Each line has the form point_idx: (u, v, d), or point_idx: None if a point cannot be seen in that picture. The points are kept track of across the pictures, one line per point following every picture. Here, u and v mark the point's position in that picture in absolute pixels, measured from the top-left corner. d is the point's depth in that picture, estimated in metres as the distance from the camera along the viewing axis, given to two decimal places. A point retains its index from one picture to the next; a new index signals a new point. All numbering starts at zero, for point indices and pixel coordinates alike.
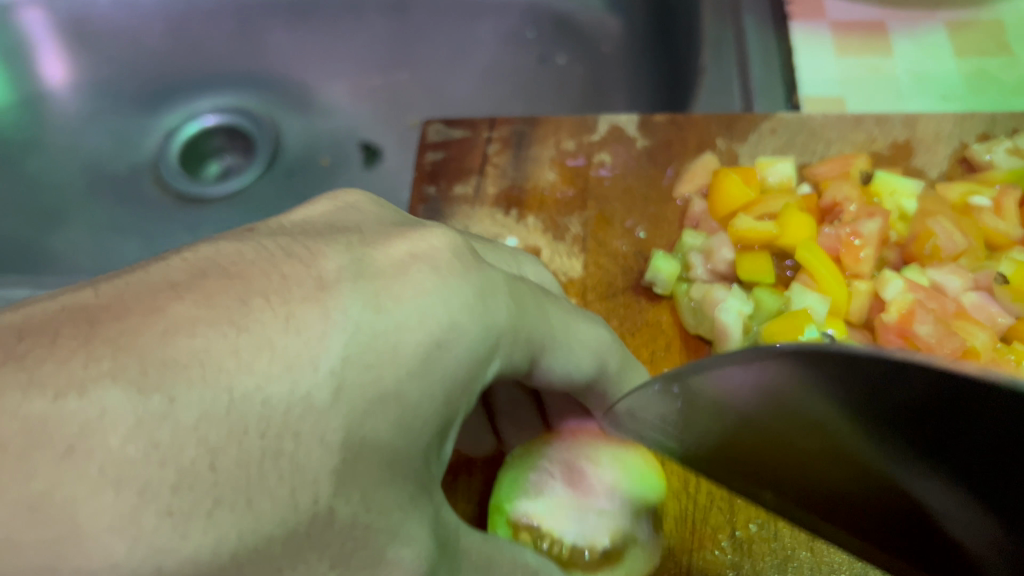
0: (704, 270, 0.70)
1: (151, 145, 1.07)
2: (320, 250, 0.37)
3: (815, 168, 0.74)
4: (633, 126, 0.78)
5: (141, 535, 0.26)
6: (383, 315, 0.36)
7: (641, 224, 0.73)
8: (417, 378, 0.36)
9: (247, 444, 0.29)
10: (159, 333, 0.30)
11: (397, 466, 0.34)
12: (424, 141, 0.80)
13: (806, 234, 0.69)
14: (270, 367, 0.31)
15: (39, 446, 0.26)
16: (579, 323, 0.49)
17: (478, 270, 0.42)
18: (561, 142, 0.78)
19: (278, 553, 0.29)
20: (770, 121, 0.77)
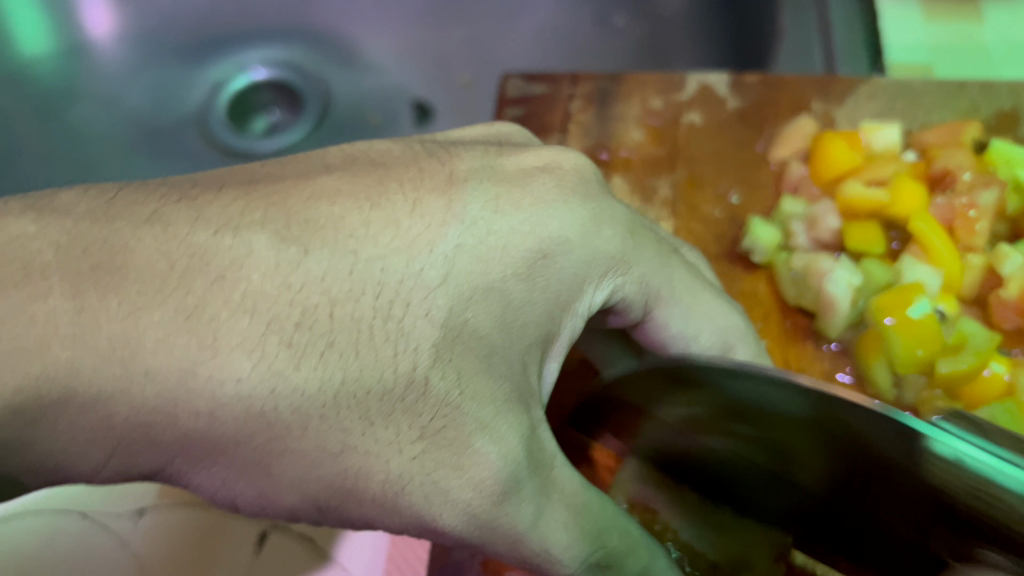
0: (805, 238, 0.71)
1: (196, 96, 1.00)
2: (457, 153, 0.42)
3: (922, 136, 0.74)
4: (724, 86, 0.80)
5: (264, 359, 0.31)
6: (500, 217, 0.38)
7: (734, 189, 0.75)
8: (523, 282, 0.38)
9: (362, 304, 0.34)
10: (306, 198, 0.35)
11: (492, 360, 0.36)
12: (503, 97, 0.83)
13: (918, 205, 0.68)
14: (393, 241, 0.35)
15: (197, 271, 0.31)
16: (704, 292, 0.48)
17: (608, 198, 0.43)
18: (647, 100, 0.81)
19: (373, 409, 0.33)
20: (868, 86, 0.78)
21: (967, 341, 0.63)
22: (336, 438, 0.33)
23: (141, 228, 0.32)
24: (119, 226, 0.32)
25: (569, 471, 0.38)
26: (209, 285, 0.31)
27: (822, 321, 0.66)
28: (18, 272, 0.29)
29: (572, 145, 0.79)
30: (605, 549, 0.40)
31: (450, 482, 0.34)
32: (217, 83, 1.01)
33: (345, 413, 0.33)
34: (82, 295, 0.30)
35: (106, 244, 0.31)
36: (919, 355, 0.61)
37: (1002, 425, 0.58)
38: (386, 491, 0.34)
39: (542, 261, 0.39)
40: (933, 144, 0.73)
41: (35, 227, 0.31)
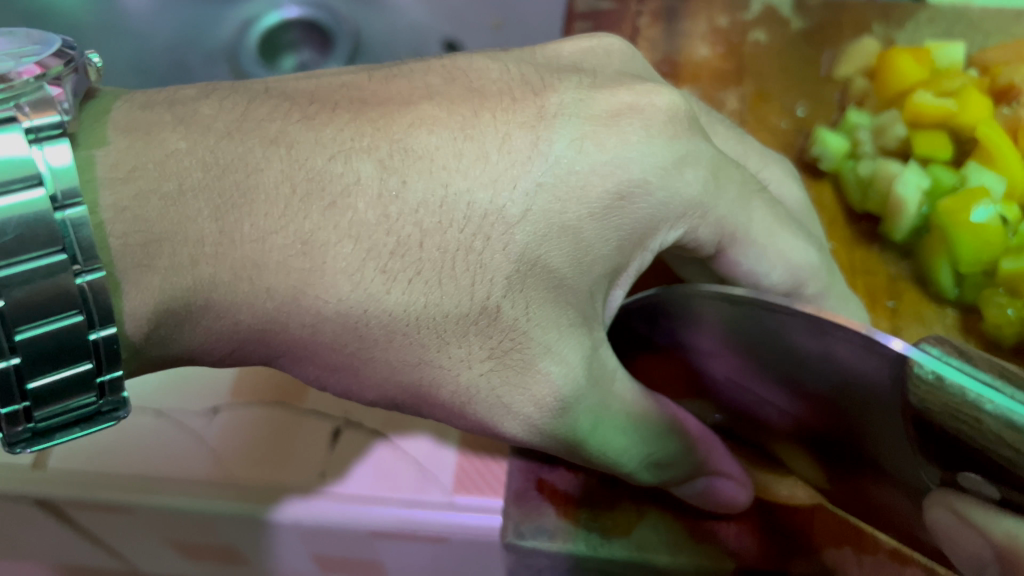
0: (871, 147, 0.71)
1: (228, 33, 1.01)
2: (552, 85, 0.46)
3: (986, 54, 0.74)
4: (787, 9, 0.82)
5: (363, 282, 0.39)
6: (582, 157, 0.42)
7: (800, 103, 0.76)
8: (595, 218, 0.42)
9: (449, 235, 0.40)
10: (407, 124, 0.41)
11: (561, 293, 0.42)
12: (572, 11, 0.83)
13: (985, 114, 0.67)
14: (480, 176, 0.41)
15: (314, 195, 0.38)
16: (782, 229, 0.50)
17: (697, 138, 0.45)
18: (713, 18, 0.82)
19: (450, 332, 0.41)
20: (928, 12, 0.80)
21: None
22: (415, 352, 0.40)
23: (268, 147, 0.39)
24: (251, 143, 0.39)
25: (629, 386, 0.45)
26: (324, 210, 0.38)
27: (889, 223, 0.67)
28: (175, 190, 0.36)
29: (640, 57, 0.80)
30: (659, 454, 0.46)
31: (512, 398, 0.42)
32: (249, 20, 1.01)
33: (424, 334, 0.40)
34: (223, 217, 0.37)
35: (240, 161, 0.38)
36: (985, 255, 0.62)
37: None
38: (455, 399, 0.42)
39: (620, 202, 0.42)
40: (997, 61, 0.73)
41: (185, 142, 0.38)
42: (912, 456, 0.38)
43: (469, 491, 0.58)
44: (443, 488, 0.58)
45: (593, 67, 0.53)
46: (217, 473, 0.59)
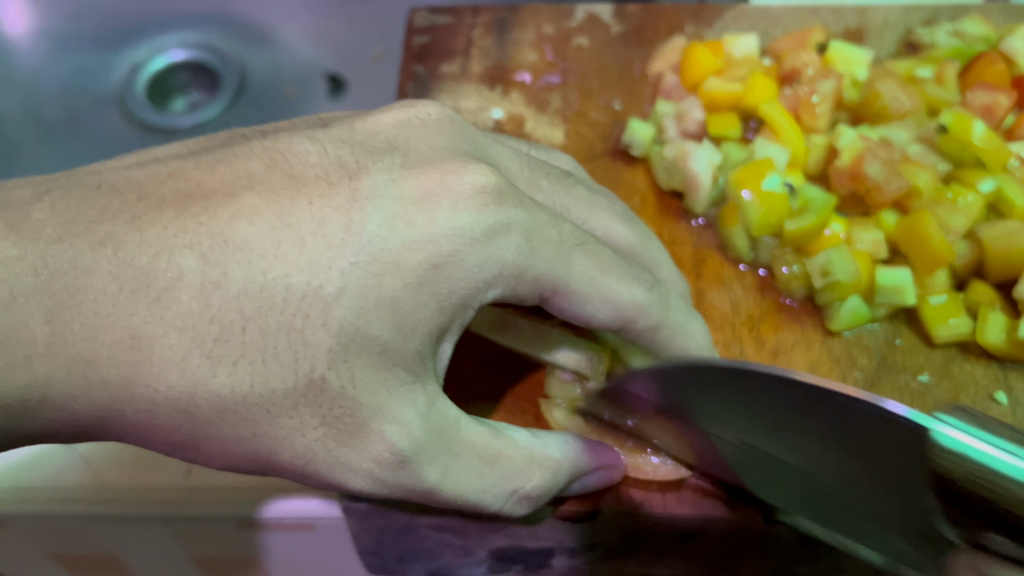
0: (675, 130, 0.81)
1: (118, 78, 1.13)
2: (365, 166, 0.52)
3: (775, 45, 0.86)
4: (608, 15, 0.89)
5: (187, 366, 0.44)
6: (392, 236, 0.49)
7: (615, 97, 0.85)
8: (411, 287, 0.49)
9: (272, 318, 0.46)
10: (230, 217, 0.47)
11: (387, 357, 0.48)
12: (410, 25, 0.89)
13: (767, 94, 0.79)
14: (299, 260, 0.47)
15: (143, 287, 0.44)
16: (607, 274, 0.57)
17: (509, 209, 0.53)
18: (540, 26, 0.88)
19: (279, 402, 0.47)
20: (735, 10, 0.88)
21: (811, 204, 0.76)
22: (246, 426, 0.47)
23: (97, 250, 0.44)
24: (80, 246, 0.44)
25: (473, 427, 0.53)
26: (149, 304, 0.44)
27: (689, 199, 0.77)
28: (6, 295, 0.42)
29: (474, 67, 0.87)
30: (525, 486, 0.56)
31: (351, 458, 0.49)
32: (136, 65, 1.13)
33: (252, 409, 0.46)
34: (54, 318, 0.42)
35: (70, 265, 0.43)
36: (772, 219, 0.74)
37: (836, 262, 0.71)
38: (295, 460, 0.49)
39: (432, 271, 0.49)
40: (783, 52, 0.85)
41: (16, 249, 0.43)
42: (875, 483, 0.50)
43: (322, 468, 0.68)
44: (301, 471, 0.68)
45: (409, 139, 0.57)
46: (92, 483, 0.68)
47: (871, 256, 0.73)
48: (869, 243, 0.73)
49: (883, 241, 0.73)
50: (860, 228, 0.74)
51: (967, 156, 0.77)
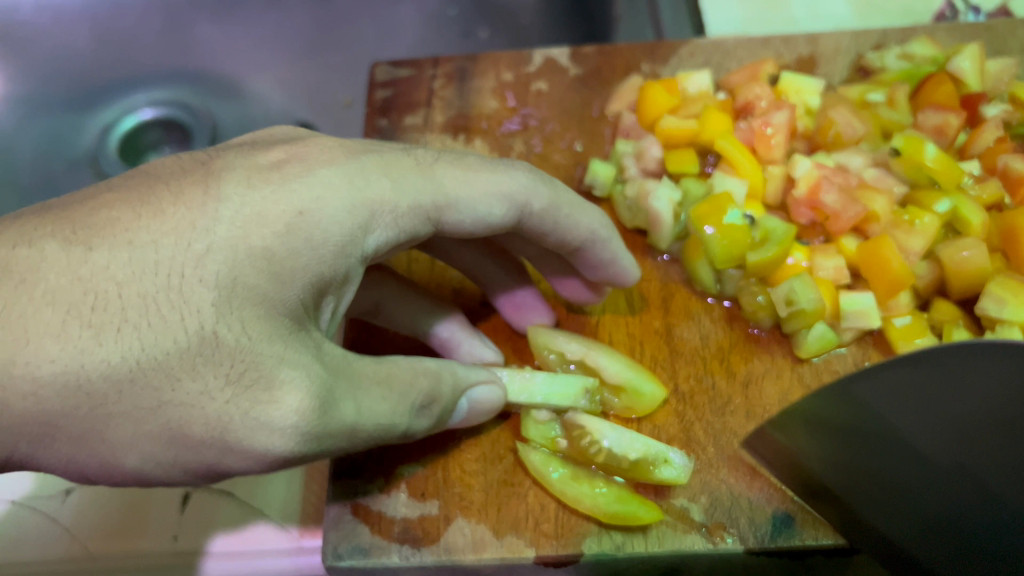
0: (636, 169, 0.78)
1: (89, 138, 1.28)
2: (217, 156, 0.53)
3: (729, 78, 0.83)
4: (566, 58, 0.91)
5: (70, 341, 0.42)
6: (255, 194, 0.49)
7: (577, 139, 0.85)
8: (285, 240, 0.48)
9: (147, 284, 0.44)
10: (91, 208, 0.47)
11: (274, 313, 0.46)
12: (373, 81, 0.91)
13: (722, 128, 0.76)
14: (163, 227, 0.46)
15: (2, 279, 0.43)
16: (477, 174, 0.58)
17: (357, 158, 0.54)
18: (500, 74, 0.90)
19: (177, 367, 0.43)
20: (688, 46, 0.90)
21: (771, 235, 0.72)
22: (151, 396, 0.43)
23: None
24: None
25: (360, 359, 0.51)
26: (13, 288, 0.43)
27: (653, 237, 0.75)
28: None
29: (437, 116, 0.88)
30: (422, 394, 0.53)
31: (268, 415, 0.44)
32: (106, 127, 1.29)
33: (152, 376, 0.43)
34: None
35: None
36: (732, 251, 0.70)
37: (798, 292, 0.68)
38: (211, 433, 0.43)
39: (299, 218, 0.49)
40: (737, 85, 0.82)
41: None
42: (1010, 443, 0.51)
43: (312, 533, 0.71)
44: (289, 534, 0.70)
45: (264, 140, 0.59)
46: (74, 550, 0.69)
47: (833, 284, 0.70)
48: (832, 270, 0.70)
49: (845, 266, 0.70)
50: (821, 254, 0.71)
51: (920, 178, 0.73)
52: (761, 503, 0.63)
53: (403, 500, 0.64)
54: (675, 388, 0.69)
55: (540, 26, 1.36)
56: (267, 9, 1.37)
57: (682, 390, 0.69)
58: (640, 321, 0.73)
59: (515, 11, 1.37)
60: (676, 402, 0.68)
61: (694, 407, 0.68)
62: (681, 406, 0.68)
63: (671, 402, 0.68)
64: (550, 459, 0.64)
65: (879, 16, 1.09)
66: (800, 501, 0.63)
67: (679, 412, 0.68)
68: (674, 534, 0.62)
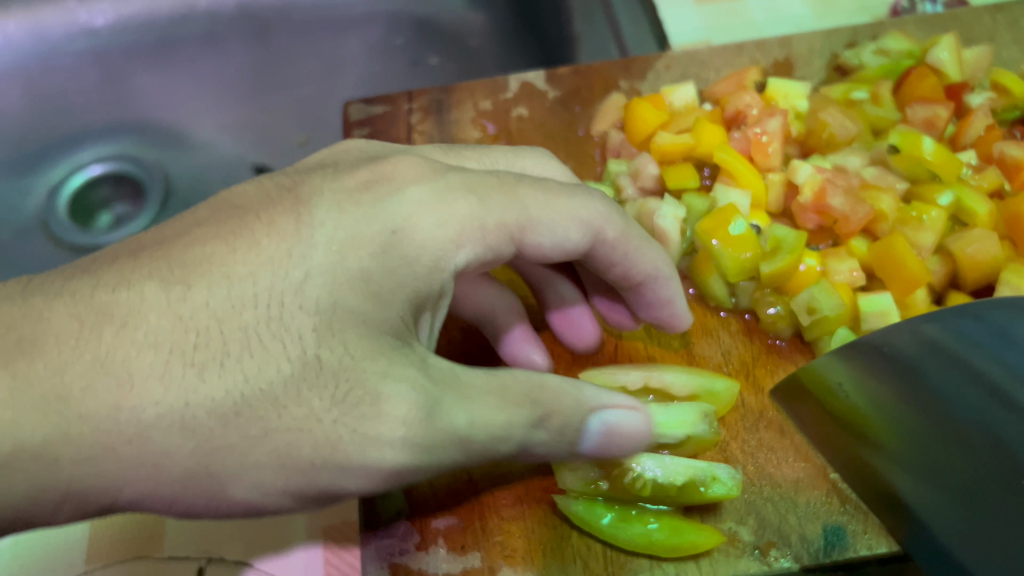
0: (633, 189, 0.77)
1: (36, 201, 1.24)
2: (304, 181, 0.52)
3: (713, 88, 0.82)
4: (542, 81, 0.89)
5: (174, 380, 0.42)
6: (347, 216, 0.49)
7: (567, 163, 0.84)
8: (386, 262, 0.48)
9: (247, 316, 0.44)
10: (185, 244, 0.47)
11: (372, 325, 0.45)
12: (348, 121, 0.88)
13: (718, 140, 0.75)
14: (257, 258, 0.46)
15: (105, 324, 0.43)
16: (559, 198, 0.57)
17: (443, 173, 0.53)
18: (477, 103, 0.88)
19: (282, 395, 0.43)
20: (663, 60, 0.89)
21: (781, 244, 0.71)
22: (258, 425, 0.42)
23: (52, 302, 0.43)
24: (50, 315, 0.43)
25: (476, 371, 0.47)
26: (115, 332, 0.42)
27: None
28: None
29: None
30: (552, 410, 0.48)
31: (377, 430, 0.43)
32: (52, 188, 1.25)
33: (256, 405, 0.43)
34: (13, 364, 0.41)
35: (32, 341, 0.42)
36: (746, 263, 0.70)
37: (821, 299, 0.67)
38: (321, 457, 0.43)
39: (392, 238, 0.48)
40: (724, 95, 0.82)
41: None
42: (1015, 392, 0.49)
43: None
44: None
45: (338, 159, 0.59)
46: None
47: (850, 288, 0.70)
48: (847, 273, 0.70)
49: (859, 267, 0.70)
50: (833, 258, 0.71)
51: (920, 173, 0.73)
52: (810, 516, 0.62)
53: (443, 555, 0.62)
54: None
55: (490, 48, 1.35)
56: (204, 52, 1.36)
57: None
58: (662, 340, 0.72)
59: (463, 33, 1.36)
60: None
61: (726, 424, 0.67)
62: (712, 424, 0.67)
63: None
64: (593, 506, 0.61)
65: (836, 13, 1.11)
66: (849, 510, 0.62)
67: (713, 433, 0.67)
68: (727, 559, 0.60)
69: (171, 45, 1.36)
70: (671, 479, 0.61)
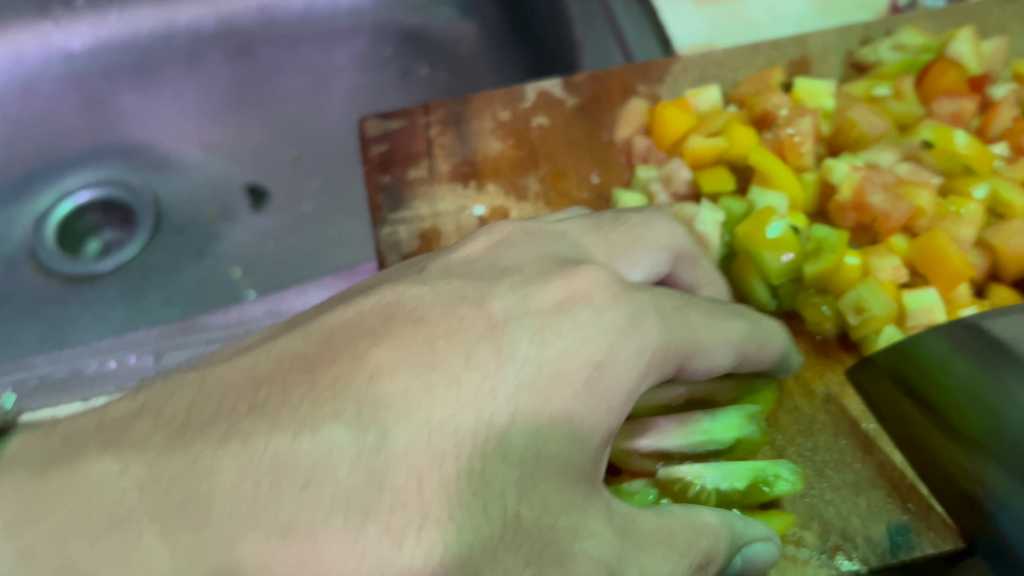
0: (666, 195, 0.77)
1: (23, 230, 1.22)
2: (488, 292, 0.48)
3: (738, 88, 0.82)
4: (559, 89, 0.88)
5: (369, 552, 0.37)
6: (547, 347, 0.44)
7: (593, 170, 0.83)
8: (585, 401, 0.44)
9: (446, 467, 0.39)
10: (366, 377, 0.42)
11: (569, 475, 0.42)
12: (365, 137, 0.87)
13: (751, 142, 0.76)
14: (458, 400, 0.41)
15: (285, 481, 0.38)
16: (723, 320, 0.54)
17: (634, 294, 0.49)
18: (496, 113, 0.87)
19: (481, 560, 0.38)
20: (680, 62, 0.88)
21: (823, 243, 0.71)
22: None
23: (221, 448, 0.39)
24: (202, 454, 0.39)
25: (649, 518, 0.44)
26: (296, 494, 0.38)
27: None
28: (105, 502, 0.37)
29: (441, 165, 0.84)
30: (711, 555, 0.45)
31: None
32: (39, 217, 1.24)
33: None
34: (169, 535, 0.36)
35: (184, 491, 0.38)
36: (790, 264, 0.69)
37: (868, 299, 0.67)
38: None
39: (596, 369, 0.44)
40: (749, 94, 0.81)
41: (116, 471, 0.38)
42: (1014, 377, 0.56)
43: None
44: None
45: (509, 258, 0.52)
46: None
47: (893, 285, 0.69)
48: (889, 271, 0.69)
49: (902, 265, 0.69)
50: (875, 255, 0.70)
51: (954, 166, 0.73)
52: (871, 519, 0.62)
53: None
54: None
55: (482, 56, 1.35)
56: (185, 71, 1.37)
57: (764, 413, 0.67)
58: None
59: (454, 44, 1.37)
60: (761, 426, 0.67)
61: (779, 428, 0.66)
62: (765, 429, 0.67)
63: None
64: None
65: (835, 8, 1.11)
66: (910, 510, 0.62)
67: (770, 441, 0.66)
68: (794, 566, 0.59)
69: (154, 65, 1.37)
70: (731, 482, 0.59)
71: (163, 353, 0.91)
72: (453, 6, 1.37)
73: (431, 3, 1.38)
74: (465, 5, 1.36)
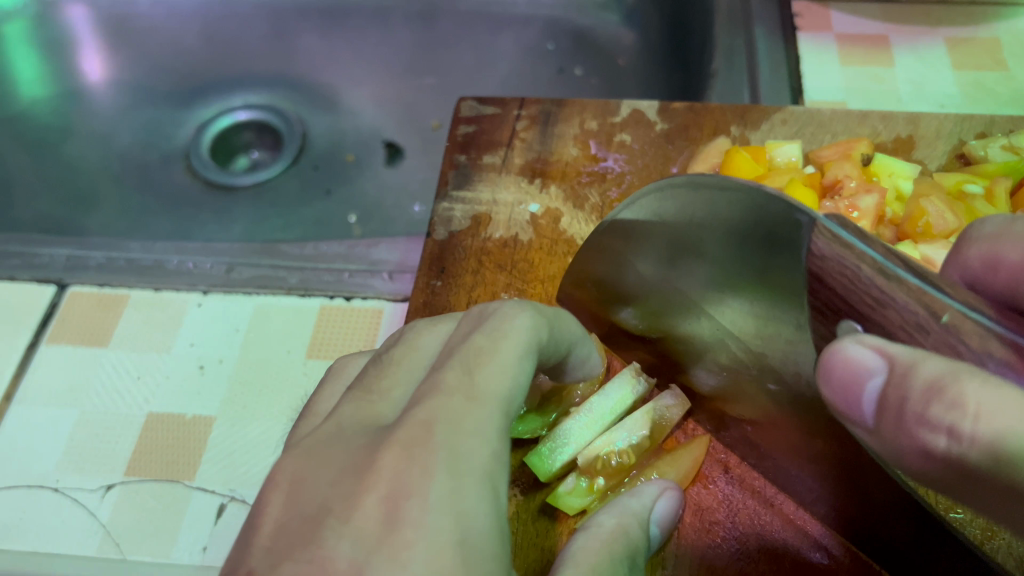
0: None
1: (184, 135, 1.35)
2: (325, 554, 0.40)
3: (820, 151, 0.81)
4: (654, 111, 0.89)
5: None
6: (401, 561, 0.39)
7: None
8: (462, 558, 0.40)
9: None
10: None
11: None
12: (458, 115, 0.91)
13: (808, 205, 0.76)
14: None
15: None
16: (502, 349, 0.50)
17: (438, 438, 0.44)
18: (585, 121, 0.89)
19: None
20: (782, 113, 0.87)
21: None
22: None
23: None
24: None
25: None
26: None
27: None
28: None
29: (516, 158, 0.87)
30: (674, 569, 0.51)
31: None
32: (200, 125, 1.36)
33: None
34: None
35: None
36: None
37: None
38: None
39: (460, 532, 0.41)
40: (827, 160, 0.81)
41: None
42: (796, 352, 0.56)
43: None
44: None
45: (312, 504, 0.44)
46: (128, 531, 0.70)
47: None
48: None
49: None
50: None
51: None
52: None
53: None
54: (725, 471, 0.69)
55: (637, 69, 1.32)
56: (370, 25, 1.43)
57: (732, 472, 0.69)
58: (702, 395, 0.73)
59: (614, 51, 1.35)
60: (725, 484, 0.69)
61: (742, 488, 0.68)
62: (728, 488, 0.68)
63: (718, 486, 0.69)
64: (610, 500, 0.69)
65: (985, 97, 1.06)
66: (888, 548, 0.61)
67: (726, 496, 0.68)
68: None
69: (342, 12, 1.44)
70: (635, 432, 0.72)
71: (235, 267, 0.97)
72: (620, 14, 1.35)
73: (604, 9, 1.37)
74: (631, 14, 1.34)
